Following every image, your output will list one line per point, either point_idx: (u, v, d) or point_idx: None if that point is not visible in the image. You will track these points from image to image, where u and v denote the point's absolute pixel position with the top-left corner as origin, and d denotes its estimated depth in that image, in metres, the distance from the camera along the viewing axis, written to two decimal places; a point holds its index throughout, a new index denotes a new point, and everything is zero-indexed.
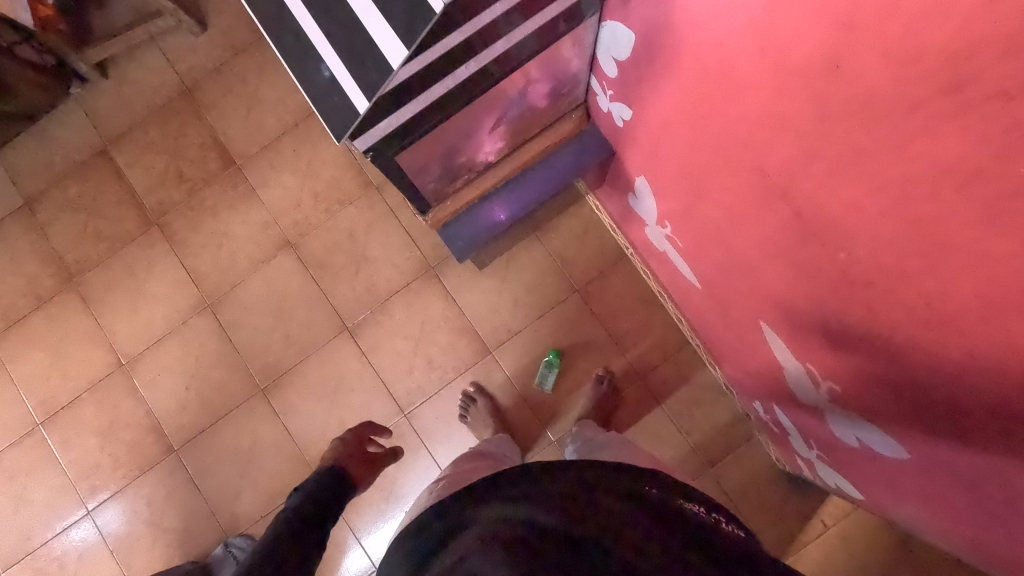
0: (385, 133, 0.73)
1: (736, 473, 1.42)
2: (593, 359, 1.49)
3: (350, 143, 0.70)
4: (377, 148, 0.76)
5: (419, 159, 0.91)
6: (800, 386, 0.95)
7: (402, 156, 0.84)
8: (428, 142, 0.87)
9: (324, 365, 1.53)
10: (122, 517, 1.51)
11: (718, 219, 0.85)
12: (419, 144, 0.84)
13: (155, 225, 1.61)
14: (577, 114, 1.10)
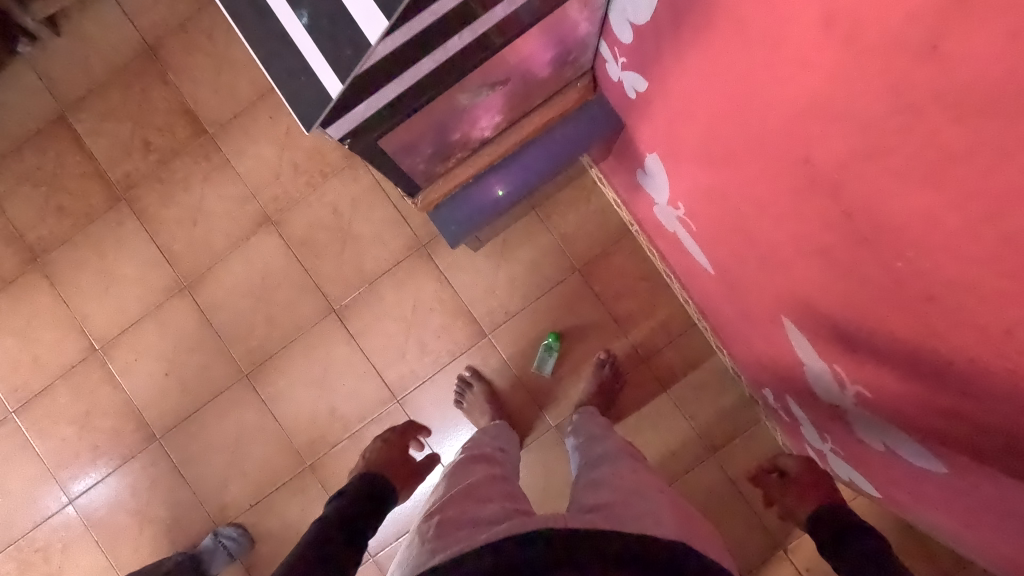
0: (364, 118, 0.63)
1: (740, 459, 1.38)
2: (594, 342, 1.42)
3: (323, 132, 0.60)
4: (356, 134, 0.65)
5: (410, 142, 0.81)
6: (822, 386, 0.88)
7: (387, 141, 0.74)
8: (421, 124, 0.77)
9: (311, 350, 1.46)
10: (106, 507, 1.46)
11: (744, 207, 0.76)
12: (407, 125, 0.73)
13: (123, 200, 1.49)
14: (582, 82, 1.01)
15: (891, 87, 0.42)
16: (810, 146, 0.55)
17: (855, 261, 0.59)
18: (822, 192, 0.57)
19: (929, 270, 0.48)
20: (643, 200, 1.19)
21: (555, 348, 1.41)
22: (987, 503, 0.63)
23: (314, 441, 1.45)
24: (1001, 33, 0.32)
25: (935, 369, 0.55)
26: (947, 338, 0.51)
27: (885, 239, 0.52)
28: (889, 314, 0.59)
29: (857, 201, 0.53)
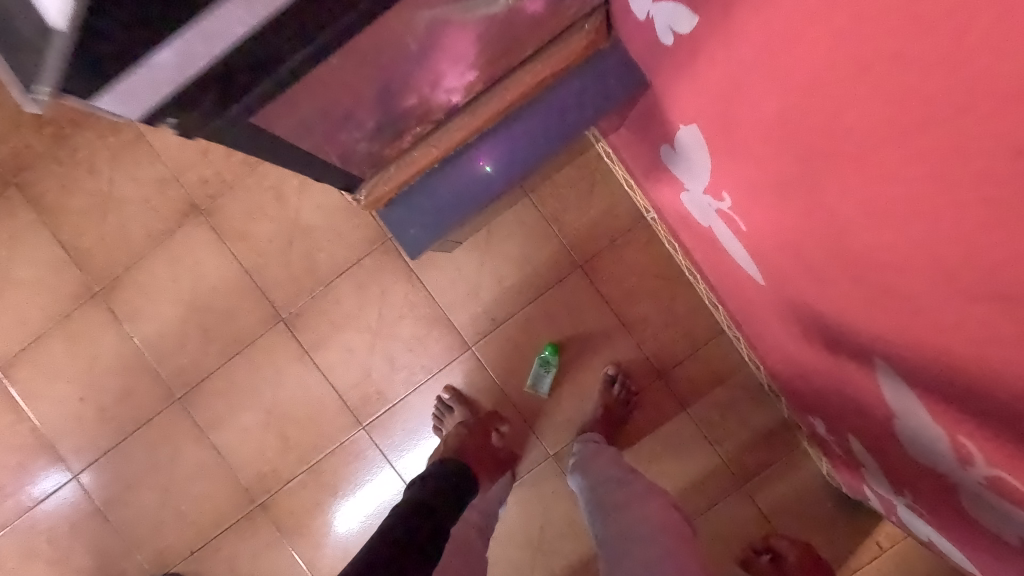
0: (172, 81, 0.38)
1: (774, 491, 1.16)
2: (599, 354, 1.17)
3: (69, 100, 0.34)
4: (177, 106, 0.40)
5: (314, 123, 0.53)
6: (925, 451, 0.64)
7: (259, 117, 0.46)
8: (330, 94, 0.49)
9: (256, 367, 1.20)
10: (18, 555, 1.22)
11: (848, 208, 0.49)
12: (304, 86, 0.46)
13: (14, 186, 1.20)
14: (592, 23, 0.72)
15: None
16: None
17: None
18: None
19: None
20: (666, 182, 0.92)
21: (552, 362, 1.16)
22: None
23: (264, 475, 1.21)
24: None
25: None
26: None
27: None
28: None
29: None
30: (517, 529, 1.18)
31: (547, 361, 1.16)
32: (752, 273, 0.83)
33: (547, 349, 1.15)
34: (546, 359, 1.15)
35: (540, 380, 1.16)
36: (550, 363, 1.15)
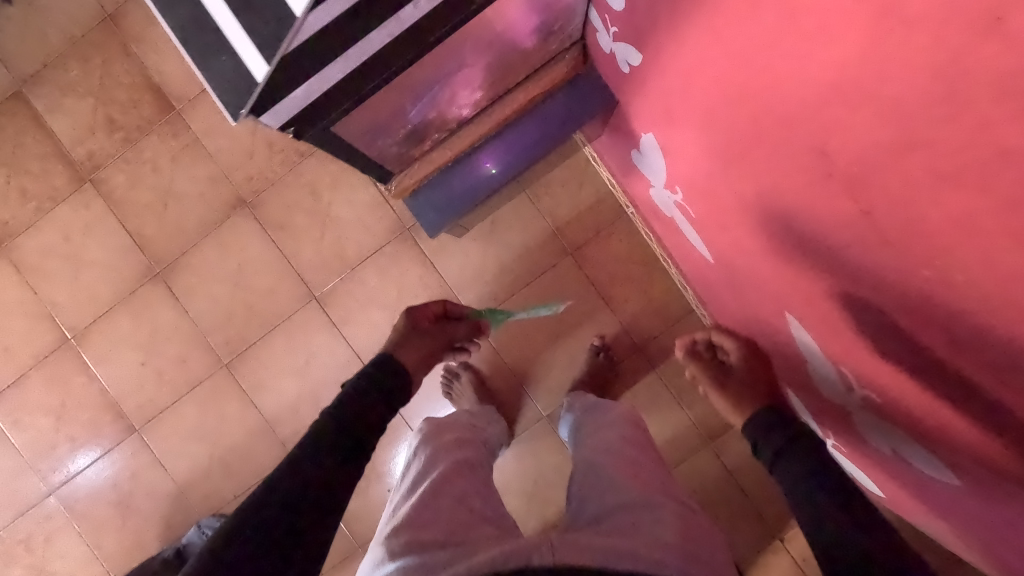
0: (304, 107, 0.58)
1: (737, 447, 1.34)
2: (587, 329, 1.36)
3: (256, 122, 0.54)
4: (299, 124, 0.60)
5: (370, 121, 0.73)
6: (826, 381, 0.82)
7: (340, 126, 0.67)
8: (385, 102, 0.69)
9: (292, 338, 1.40)
10: (86, 495, 1.44)
11: (747, 196, 0.70)
12: (368, 104, 0.66)
13: (88, 182, 1.40)
14: (572, 54, 0.93)
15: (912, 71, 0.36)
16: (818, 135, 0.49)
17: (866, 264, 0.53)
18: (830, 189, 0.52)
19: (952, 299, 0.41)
20: (639, 181, 1.12)
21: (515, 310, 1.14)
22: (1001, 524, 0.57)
23: (297, 432, 1.40)
24: None
25: (955, 399, 0.48)
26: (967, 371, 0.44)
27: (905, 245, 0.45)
28: None
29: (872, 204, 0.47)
30: (516, 480, 1.36)
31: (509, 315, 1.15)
32: (706, 254, 1.02)
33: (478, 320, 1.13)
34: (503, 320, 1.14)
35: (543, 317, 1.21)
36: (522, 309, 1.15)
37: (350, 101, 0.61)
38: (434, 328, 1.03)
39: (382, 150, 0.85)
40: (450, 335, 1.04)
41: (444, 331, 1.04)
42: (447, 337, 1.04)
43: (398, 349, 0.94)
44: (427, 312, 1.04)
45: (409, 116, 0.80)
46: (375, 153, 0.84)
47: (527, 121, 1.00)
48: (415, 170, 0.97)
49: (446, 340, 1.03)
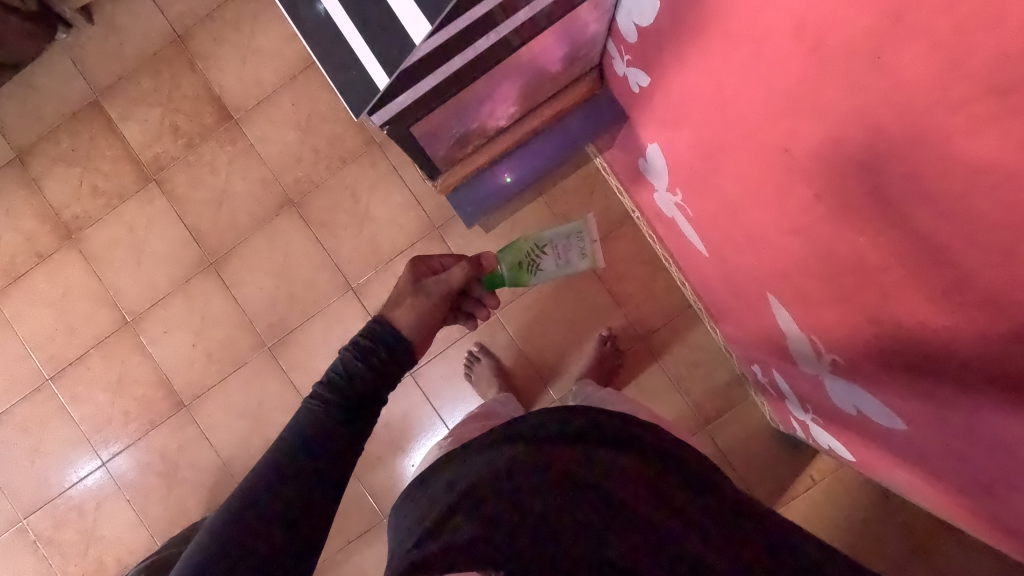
0: (399, 109, 0.76)
1: (730, 430, 1.48)
2: (595, 320, 1.52)
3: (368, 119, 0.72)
4: (392, 121, 0.79)
5: (438, 126, 0.91)
6: (801, 353, 0.97)
7: (416, 125, 0.85)
8: (452, 110, 0.88)
9: (330, 324, 1.55)
10: (135, 466, 1.58)
11: (735, 191, 0.87)
12: (440, 110, 0.85)
13: (153, 181, 1.58)
14: (590, 77, 1.12)
15: (849, 87, 0.54)
16: (788, 138, 0.67)
17: (827, 236, 0.70)
18: (799, 179, 0.69)
19: (886, 244, 0.59)
20: (645, 187, 1.29)
21: (526, 246, 1.04)
22: (937, 450, 0.71)
23: None
24: (929, 46, 0.44)
25: (897, 329, 0.65)
26: (904, 300, 0.61)
27: (853, 216, 0.62)
28: (857, 282, 0.68)
29: (829, 185, 0.64)
30: None
31: (524, 259, 1.04)
32: (699, 248, 1.18)
33: (486, 278, 1.03)
34: (518, 263, 1.03)
35: (572, 256, 1.06)
36: (535, 246, 1.04)
37: (429, 105, 0.80)
38: (429, 283, 0.92)
39: (437, 151, 1.02)
40: (447, 287, 0.92)
41: (442, 283, 0.93)
42: (446, 288, 0.92)
43: (389, 307, 0.87)
44: (431, 266, 0.97)
45: (465, 125, 0.99)
46: (432, 153, 1.01)
47: (544, 140, 1.23)
48: (458, 170, 1.13)
49: (444, 293, 0.92)
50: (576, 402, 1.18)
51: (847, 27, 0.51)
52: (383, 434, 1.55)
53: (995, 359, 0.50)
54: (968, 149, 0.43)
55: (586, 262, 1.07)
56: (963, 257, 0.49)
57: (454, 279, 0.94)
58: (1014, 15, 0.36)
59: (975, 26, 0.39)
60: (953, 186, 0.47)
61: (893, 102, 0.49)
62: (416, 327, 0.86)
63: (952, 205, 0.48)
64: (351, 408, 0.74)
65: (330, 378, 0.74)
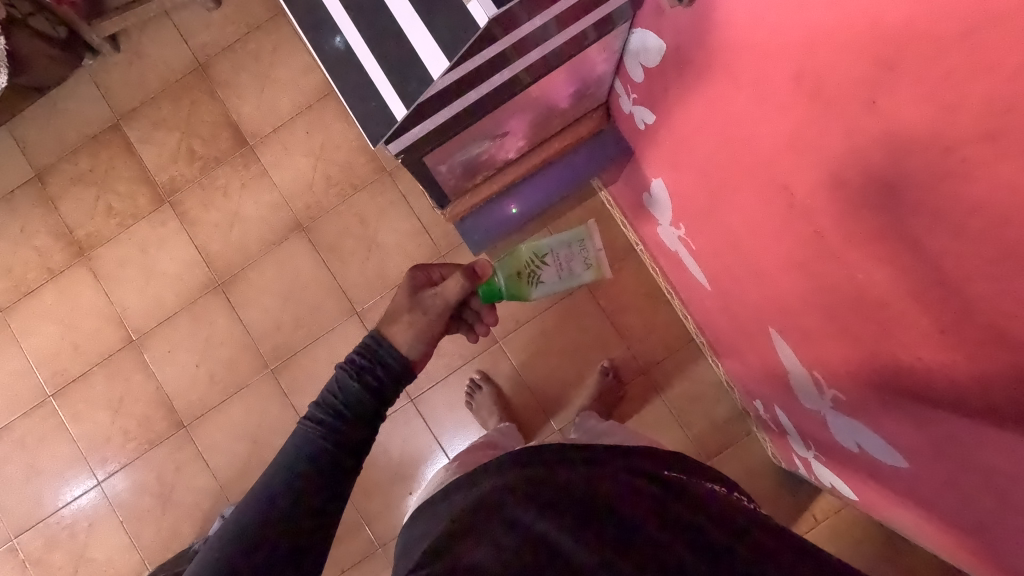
0: (415, 138, 0.79)
1: (731, 465, 1.47)
2: (597, 351, 1.52)
3: (386, 147, 0.75)
4: (408, 150, 0.81)
5: (450, 157, 0.94)
6: (803, 390, 0.97)
7: (430, 155, 0.88)
8: (464, 141, 0.91)
9: (334, 348, 1.55)
10: (130, 487, 1.57)
11: (736, 226, 0.89)
12: (452, 141, 0.88)
13: (166, 203, 1.62)
14: (598, 114, 1.15)
15: (846, 130, 0.57)
16: (788, 177, 0.70)
17: (827, 273, 0.72)
18: (799, 216, 0.71)
19: (884, 280, 0.61)
20: (648, 221, 1.31)
21: (525, 255, 0.99)
22: (939, 489, 0.71)
23: None
24: (922, 94, 0.46)
25: (896, 365, 0.66)
26: (904, 337, 0.62)
27: (853, 253, 0.64)
28: (857, 318, 0.70)
29: (828, 223, 0.66)
30: None
31: (523, 269, 0.99)
32: (701, 280, 1.20)
33: (482, 288, 0.96)
34: (518, 273, 0.97)
35: (574, 265, 1.04)
36: (535, 254, 1.00)
37: (443, 136, 0.83)
38: (425, 296, 0.89)
39: (447, 181, 1.04)
40: (443, 301, 0.89)
41: (438, 297, 0.90)
42: (443, 301, 0.89)
43: (384, 322, 0.85)
44: (430, 276, 0.94)
45: (475, 156, 1.01)
46: (442, 182, 1.03)
47: (550, 174, 1.27)
48: (467, 199, 1.16)
49: (440, 308, 0.88)
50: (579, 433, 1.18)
51: (843, 74, 0.54)
52: (382, 461, 1.54)
53: (993, 397, 0.51)
54: (962, 191, 0.46)
55: (590, 272, 1.05)
56: (960, 293, 0.51)
57: (450, 294, 0.90)
58: (1003, 65, 0.38)
59: (965, 76, 0.42)
60: (948, 225, 0.49)
61: (889, 145, 0.52)
62: (414, 346, 0.85)
63: (948, 242, 0.50)
64: (349, 432, 0.74)
65: (327, 402, 0.74)
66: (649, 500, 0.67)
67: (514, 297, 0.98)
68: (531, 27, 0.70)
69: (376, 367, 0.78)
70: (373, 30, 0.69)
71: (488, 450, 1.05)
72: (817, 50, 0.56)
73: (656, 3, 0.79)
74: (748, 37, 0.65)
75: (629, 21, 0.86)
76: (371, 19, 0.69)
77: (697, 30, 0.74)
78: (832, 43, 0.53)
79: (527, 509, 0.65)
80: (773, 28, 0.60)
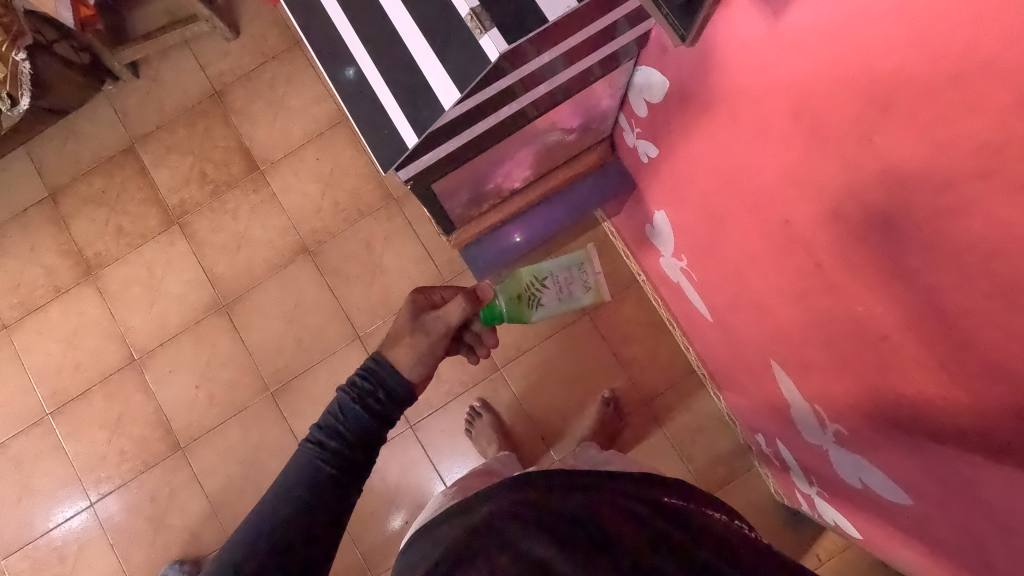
0: (425, 165, 0.81)
1: (733, 501, 1.45)
2: (599, 381, 1.52)
3: (396, 173, 0.77)
4: (416, 177, 0.83)
5: (457, 184, 0.96)
6: (806, 424, 0.97)
7: (437, 182, 0.90)
8: (471, 168, 0.93)
9: (335, 372, 1.55)
10: (122, 510, 1.54)
11: (738, 258, 0.91)
12: (459, 170, 0.90)
13: (176, 224, 1.64)
14: (601, 147, 1.19)
15: (845, 166, 0.58)
16: (788, 210, 0.71)
17: (827, 306, 0.72)
18: (799, 249, 0.72)
19: (884, 313, 0.62)
20: (651, 252, 1.33)
21: (526, 278, 1.00)
22: (944, 528, 0.70)
23: None
24: (916, 132, 0.48)
25: (897, 400, 0.66)
26: (905, 371, 0.62)
27: (854, 287, 0.65)
28: (858, 352, 0.70)
29: (828, 256, 0.68)
30: None
31: (524, 292, 0.99)
32: (702, 311, 1.21)
33: (483, 312, 0.95)
34: (519, 296, 0.97)
35: (575, 289, 1.06)
36: (535, 278, 1.01)
37: (451, 163, 0.85)
38: (427, 319, 0.89)
39: (451, 208, 1.05)
40: (445, 324, 0.88)
41: (440, 320, 0.89)
42: (444, 325, 0.89)
43: (386, 345, 0.85)
44: (431, 298, 0.94)
45: (481, 186, 1.04)
46: (448, 209, 1.05)
47: (558, 206, 1.26)
48: (472, 226, 1.17)
49: (442, 331, 0.88)
50: (578, 460, 1.17)
51: (839, 111, 0.56)
52: (378, 488, 1.52)
53: (995, 433, 0.51)
54: (958, 227, 0.47)
55: (589, 295, 1.08)
56: (959, 327, 0.51)
57: (451, 317, 0.89)
58: (994, 106, 0.40)
59: (957, 115, 0.43)
60: (946, 259, 0.50)
61: (886, 180, 0.53)
62: (415, 369, 0.85)
63: (945, 276, 0.51)
64: (348, 451, 0.73)
65: (330, 424, 0.74)
66: (650, 530, 0.66)
67: (514, 321, 0.98)
68: (539, 62, 0.73)
69: (375, 388, 0.78)
70: (388, 61, 0.72)
71: (485, 476, 1.05)
72: (814, 88, 0.58)
73: (660, 43, 0.81)
74: (748, 75, 0.67)
75: (634, 58, 0.89)
76: (386, 50, 0.72)
77: (698, 67, 0.76)
78: (828, 82, 0.56)
79: (525, 533, 0.65)
80: (772, 69, 0.63)
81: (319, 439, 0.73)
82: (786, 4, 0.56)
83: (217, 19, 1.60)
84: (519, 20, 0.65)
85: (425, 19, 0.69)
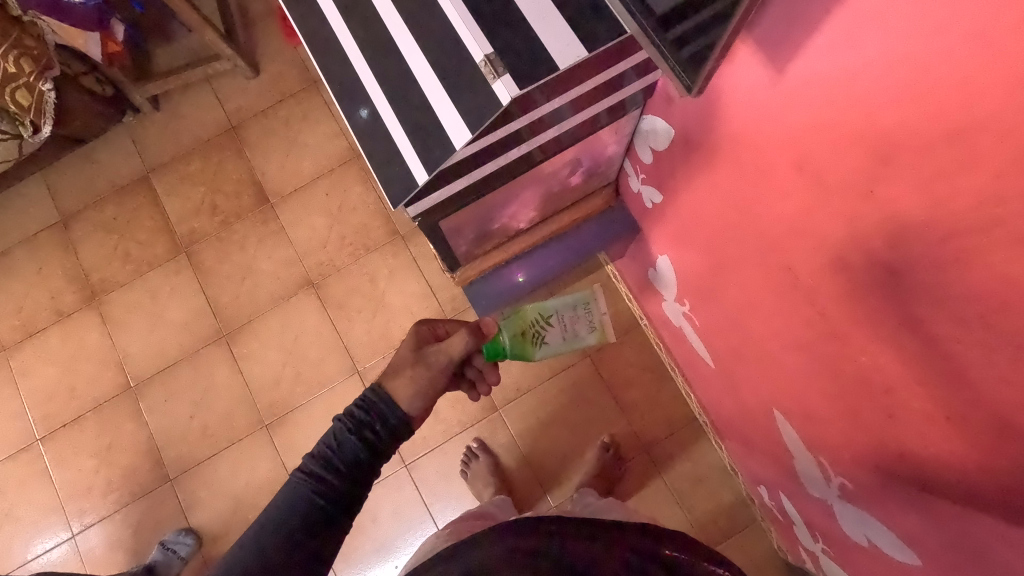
0: (433, 203, 0.82)
1: (734, 557, 1.40)
2: (598, 425, 1.50)
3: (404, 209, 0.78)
4: (425, 213, 0.85)
5: (463, 222, 0.97)
6: (811, 479, 0.94)
7: (446, 220, 0.92)
8: (478, 208, 0.94)
9: (332, 406, 1.53)
10: (105, 542, 1.50)
11: (740, 304, 0.91)
12: (464, 210, 0.91)
13: (183, 253, 1.66)
14: (606, 192, 1.21)
15: (847, 216, 0.59)
16: (791, 258, 0.72)
17: (831, 355, 0.72)
18: (803, 297, 0.73)
19: (888, 364, 0.61)
20: (653, 295, 1.34)
21: (531, 315, 1.00)
22: None
23: None
24: (918, 185, 0.49)
25: (902, 454, 0.65)
26: (911, 424, 0.61)
27: (857, 336, 0.65)
28: (864, 404, 0.69)
29: (831, 305, 0.68)
30: None
31: (528, 329, 0.99)
32: (704, 356, 1.20)
33: (487, 347, 0.95)
34: (523, 333, 0.97)
35: (580, 328, 1.05)
36: (540, 315, 1.00)
37: (459, 201, 0.87)
38: (429, 350, 0.89)
39: (458, 247, 1.07)
40: (447, 357, 0.88)
41: (442, 352, 0.89)
42: (446, 357, 0.88)
43: (387, 375, 0.84)
44: (435, 331, 0.94)
45: (487, 225, 1.05)
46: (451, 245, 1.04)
47: (561, 247, 1.31)
48: (477, 264, 1.18)
49: (443, 363, 0.88)
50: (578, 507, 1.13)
51: (842, 163, 0.57)
52: (369, 530, 1.48)
53: (1004, 491, 0.50)
54: (963, 279, 0.47)
55: (594, 334, 1.06)
56: (964, 380, 0.51)
57: (456, 349, 0.89)
58: (995, 162, 0.41)
59: (959, 169, 0.44)
60: (949, 311, 0.50)
61: (889, 231, 0.54)
62: (413, 403, 0.83)
63: (948, 329, 0.51)
64: (342, 488, 0.72)
65: (324, 456, 0.72)
66: None
67: (517, 358, 0.97)
68: (549, 107, 0.75)
69: (377, 424, 0.76)
70: (405, 102, 0.74)
71: (479, 520, 1.02)
72: (816, 139, 0.59)
73: (666, 93, 0.84)
74: (752, 126, 0.69)
75: (640, 107, 0.92)
76: (403, 92, 0.75)
77: (703, 116, 0.79)
78: (831, 134, 0.57)
79: None
80: (775, 121, 0.65)
81: (314, 470, 0.71)
82: (789, 61, 0.59)
83: (239, 58, 1.66)
84: (532, 67, 0.68)
85: (441, 63, 0.71)
